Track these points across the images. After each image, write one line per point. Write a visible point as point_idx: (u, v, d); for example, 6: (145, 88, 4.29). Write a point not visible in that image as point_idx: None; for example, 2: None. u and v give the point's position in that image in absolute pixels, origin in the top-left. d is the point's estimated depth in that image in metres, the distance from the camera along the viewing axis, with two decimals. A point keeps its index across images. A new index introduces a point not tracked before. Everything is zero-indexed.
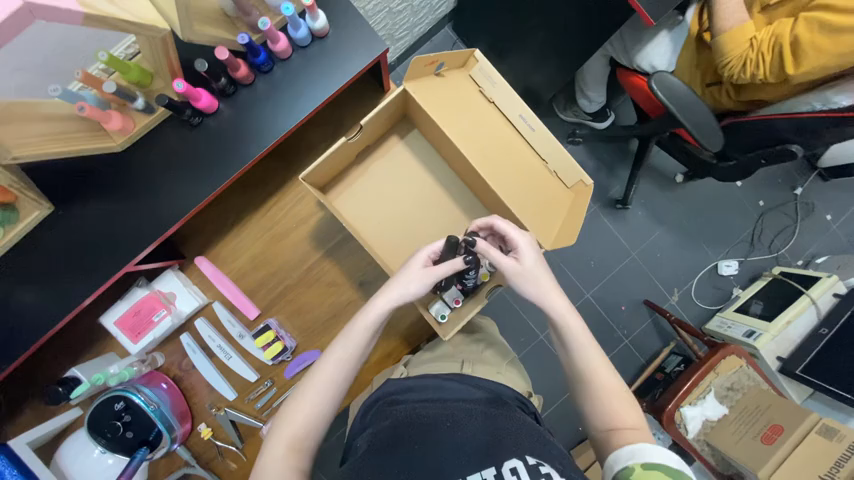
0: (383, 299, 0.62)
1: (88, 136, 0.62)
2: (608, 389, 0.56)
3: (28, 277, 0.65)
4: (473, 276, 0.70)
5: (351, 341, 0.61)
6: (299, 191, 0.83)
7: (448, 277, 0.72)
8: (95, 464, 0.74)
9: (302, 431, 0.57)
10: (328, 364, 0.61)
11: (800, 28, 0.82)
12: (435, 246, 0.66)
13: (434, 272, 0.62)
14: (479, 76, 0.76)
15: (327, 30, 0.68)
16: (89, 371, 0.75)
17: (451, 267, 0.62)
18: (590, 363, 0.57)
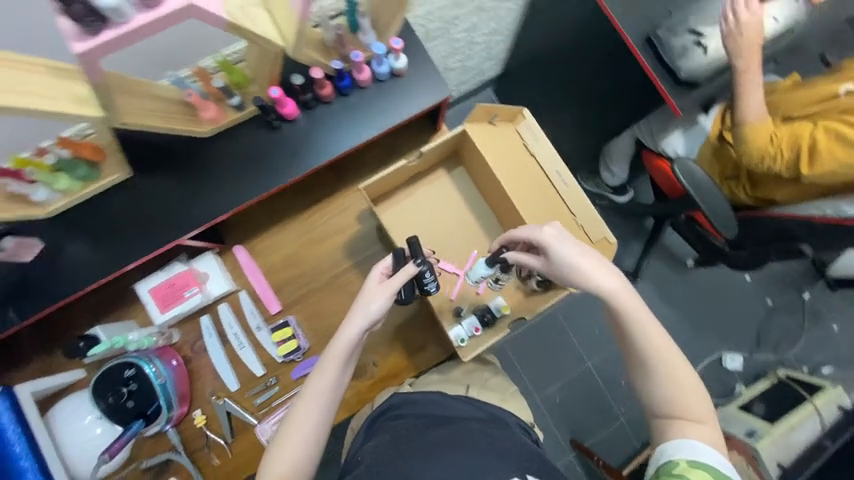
0: (352, 324, 0.64)
1: (182, 119, 0.69)
2: (674, 377, 0.56)
3: (91, 234, 0.71)
4: (431, 281, 0.70)
5: (334, 356, 0.63)
6: (343, 204, 0.91)
7: (406, 285, 0.71)
8: (81, 432, 0.75)
9: (299, 453, 0.59)
10: (314, 390, 0.62)
11: (819, 134, 0.91)
12: (385, 262, 0.71)
13: (391, 281, 0.67)
14: (525, 132, 0.84)
15: (404, 70, 0.77)
16: (110, 332, 0.78)
17: (405, 274, 0.68)
18: (658, 353, 0.56)
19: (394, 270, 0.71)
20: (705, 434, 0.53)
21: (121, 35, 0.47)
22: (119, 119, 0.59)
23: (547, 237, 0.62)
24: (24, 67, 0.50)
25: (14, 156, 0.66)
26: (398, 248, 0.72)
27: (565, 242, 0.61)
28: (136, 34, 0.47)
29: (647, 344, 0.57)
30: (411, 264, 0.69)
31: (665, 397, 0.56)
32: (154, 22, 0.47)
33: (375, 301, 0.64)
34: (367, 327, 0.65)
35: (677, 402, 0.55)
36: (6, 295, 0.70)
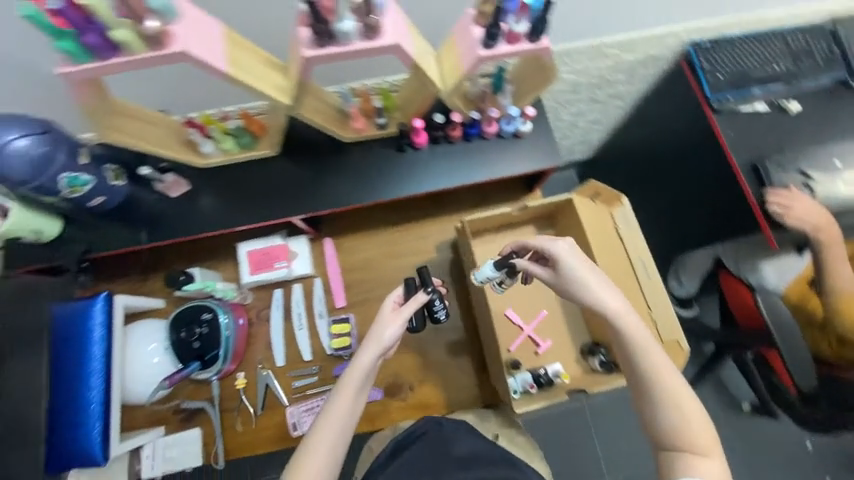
0: (366, 352, 0.68)
1: (334, 123, 0.81)
2: (675, 399, 0.63)
3: (227, 191, 0.84)
4: (440, 307, 0.76)
5: (350, 381, 0.66)
6: (428, 230, 0.98)
7: (418, 314, 0.78)
8: (143, 356, 0.83)
9: (325, 464, 0.64)
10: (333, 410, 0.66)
11: None
12: (397, 293, 0.75)
13: (403, 310, 0.70)
14: (619, 217, 0.87)
15: (527, 133, 0.85)
16: (203, 275, 0.88)
17: (415, 303, 0.71)
18: (662, 377, 0.63)
19: (406, 299, 0.75)
20: (704, 462, 0.60)
21: (341, 52, 0.57)
22: (295, 108, 0.69)
23: (559, 251, 0.66)
24: (255, 56, 0.63)
25: (203, 112, 0.81)
26: (409, 278, 0.77)
27: (575, 257, 0.66)
28: (352, 54, 0.57)
29: (649, 369, 0.64)
30: (421, 293, 0.73)
31: (674, 429, 0.62)
32: (369, 49, 0.57)
33: (386, 331, 0.67)
34: (381, 354, 0.69)
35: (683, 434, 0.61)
36: (144, 219, 0.82)
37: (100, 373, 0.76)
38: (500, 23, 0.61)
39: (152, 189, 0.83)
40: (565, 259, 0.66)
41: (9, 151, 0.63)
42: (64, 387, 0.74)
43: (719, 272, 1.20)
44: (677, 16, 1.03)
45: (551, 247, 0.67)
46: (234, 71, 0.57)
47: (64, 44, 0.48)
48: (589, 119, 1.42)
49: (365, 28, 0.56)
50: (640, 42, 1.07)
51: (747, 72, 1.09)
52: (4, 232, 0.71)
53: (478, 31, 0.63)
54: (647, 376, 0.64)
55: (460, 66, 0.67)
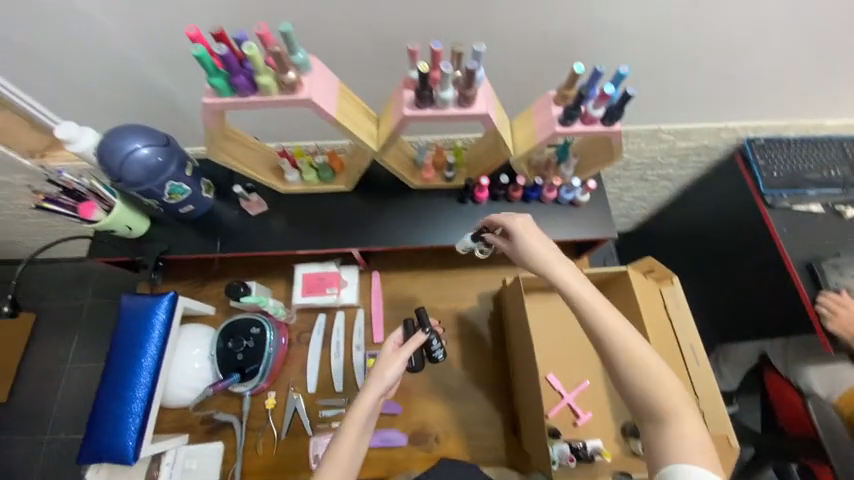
0: (369, 392, 0.70)
1: (406, 170, 0.88)
2: (648, 372, 0.58)
3: (298, 216, 0.91)
4: (438, 347, 0.78)
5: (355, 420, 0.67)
6: (473, 279, 1.01)
7: (418, 354, 0.79)
8: (186, 360, 0.87)
9: None
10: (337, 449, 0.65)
11: None
12: (397, 333, 0.78)
13: (405, 349, 0.73)
14: (668, 296, 0.86)
15: (583, 203, 0.90)
16: (258, 290, 0.93)
17: (415, 343, 0.75)
18: (625, 343, 0.59)
19: (406, 340, 0.78)
20: (687, 443, 0.54)
21: (438, 114, 0.65)
22: (380, 155, 0.77)
23: (517, 226, 0.71)
24: (357, 106, 0.72)
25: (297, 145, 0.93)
26: (408, 319, 0.79)
27: (530, 232, 0.70)
28: (446, 117, 0.66)
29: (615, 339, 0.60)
30: (420, 333, 0.76)
31: (646, 398, 0.57)
32: (462, 115, 0.65)
33: (390, 369, 0.70)
34: (384, 392, 0.71)
35: (658, 402, 0.56)
36: (219, 231, 0.90)
37: (148, 370, 0.81)
38: (579, 107, 0.67)
39: (232, 205, 0.91)
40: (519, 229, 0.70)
41: (133, 158, 0.72)
42: (116, 379, 0.80)
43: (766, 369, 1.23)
44: (736, 115, 1.08)
45: (504, 218, 0.73)
46: (341, 117, 0.66)
47: (217, 80, 0.57)
48: (632, 195, 1.46)
49: (460, 97, 0.64)
50: (696, 133, 1.12)
51: (802, 173, 1.11)
52: (103, 224, 0.79)
53: (557, 111, 0.71)
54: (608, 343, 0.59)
55: (535, 137, 0.74)
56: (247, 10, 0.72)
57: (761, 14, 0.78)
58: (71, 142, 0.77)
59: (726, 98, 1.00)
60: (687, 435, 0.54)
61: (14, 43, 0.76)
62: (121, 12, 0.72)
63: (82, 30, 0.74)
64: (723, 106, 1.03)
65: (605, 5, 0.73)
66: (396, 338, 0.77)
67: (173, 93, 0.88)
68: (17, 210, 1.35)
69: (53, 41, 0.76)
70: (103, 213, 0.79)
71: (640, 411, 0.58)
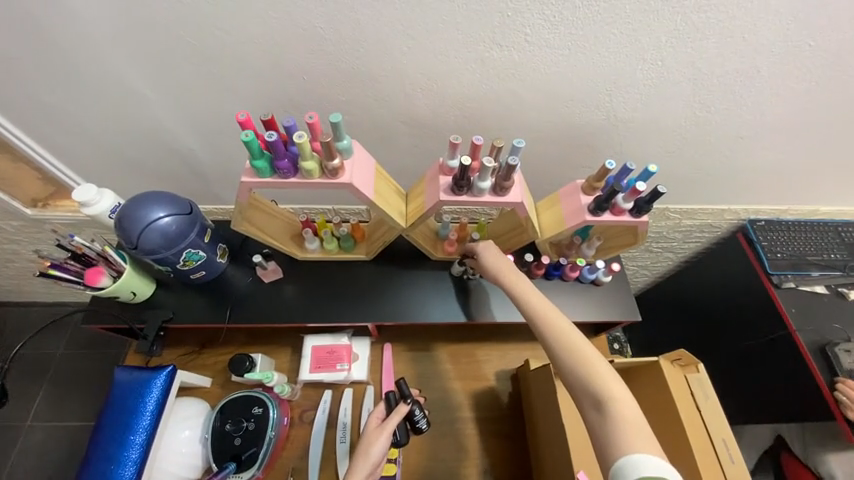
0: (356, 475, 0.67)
1: (429, 243, 0.87)
2: (593, 365, 0.59)
3: (313, 286, 0.87)
4: (421, 416, 0.78)
5: None
6: (489, 355, 0.97)
7: (401, 426, 0.78)
8: (174, 444, 0.78)
9: None
10: None
11: None
12: (379, 409, 0.77)
13: (389, 425, 0.73)
14: (695, 383, 0.80)
15: (605, 282, 0.89)
16: (262, 363, 0.86)
17: (398, 415, 0.74)
18: (571, 342, 0.62)
19: (388, 413, 0.77)
20: (634, 434, 0.53)
21: (472, 200, 0.68)
22: (408, 231, 0.77)
23: (478, 248, 0.79)
24: (387, 182, 0.74)
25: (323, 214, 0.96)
26: (388, 392, 0.78)
27: (491, 252, 0.77)
28: (479, 203, 0.68)
29: (563, 338, 0.63)
30: (404, 404, 0.75)
31: (586, 381, 0.58)
32: (495, 203, 0.68)
33: (375, 448, 0.69)
34: (371, 472, 0.69)
35: (596, 384, 0.58)
36: (229, 299, 0.85)
37: (133, 461, 0.72)
38: (610, 199, 0.69)
39: (246, 272, 0.88)
40: (481, 250, 0.78)
41: (154, 227, 0.69)
42: (97, 471, 0.71)
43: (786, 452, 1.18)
44: (743, 200, 1.10)
45: (472, 245, 0.80)
46: (376, 198, 0.68)
47: (259, 162, 0.61)
48: (637, 264, 1.44)
49: (497, 186, 0.67)
50: (701, 213, 1.14)
51: (803, 255, 1.11)
52: (108, 291, 0.76)
53: (586, 200, 0.73)
54: (557, 342, 0.63)
55: (564, 222, 0.75)
56: (288, 90, 0.74)
57: (769, 117, 0.81)
58: (87, 205, 0.74)
59: (734, 188, 1.04)
60: (627, 416, 0.54)
61: (47, 105, 0.76)
62: (164, 86, 0.73)
63: (120, 99, 0.75)
64: (731, 195, 1.07)
65: (627, 106, 0.78)
66: (379, 410, 0.76)
67: (196, 158, 0.88)
68: (5, 256, 1.27)
69: (85, 106, 0.76)
70: (110, 278, 0.77)
71: (583, 399, 0.58)
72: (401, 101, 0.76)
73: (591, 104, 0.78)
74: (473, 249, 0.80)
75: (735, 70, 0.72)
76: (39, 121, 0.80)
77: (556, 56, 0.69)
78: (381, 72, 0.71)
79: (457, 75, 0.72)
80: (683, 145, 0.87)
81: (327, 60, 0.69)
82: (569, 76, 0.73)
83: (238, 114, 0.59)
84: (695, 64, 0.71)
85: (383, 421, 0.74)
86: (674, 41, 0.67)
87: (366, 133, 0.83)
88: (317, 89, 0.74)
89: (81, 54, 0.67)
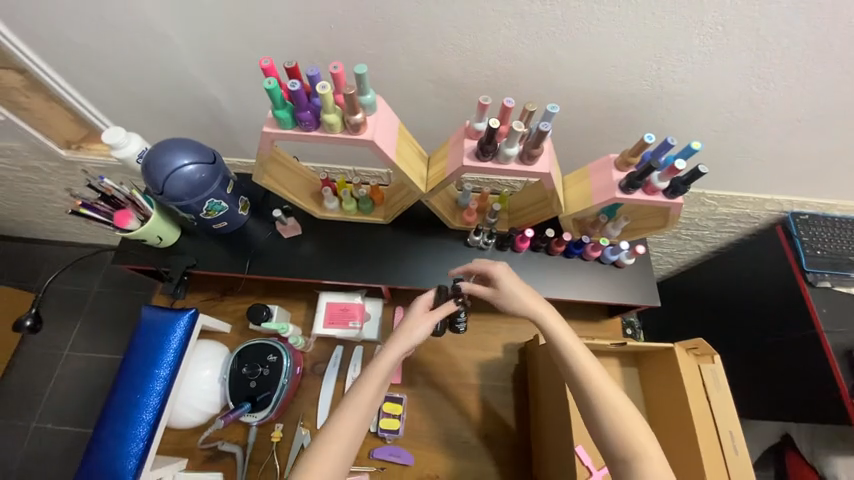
0: (395, 347, 0.67)
1: (448, 211, 0.86)
2: (625, 417, 0.61)
3: (329, 244, 0.88)
4: (462, 320, 0.82)
5: (373, 378, 0.63)
6: (499, 327, 0.97)
7: (444, 322, 0.82)
8: (195, 381, 0.83)
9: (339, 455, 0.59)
10: (351, 401, 0.62)
11: None
12: (426, 296, 0.75)
13: (437, 314, 0.71)
14: (708, 373, 0.77)
15: (627, 264, 0.86)
16: (278, 314, 0.90)
17: (445, 309, 0.72)
18: (602, 391, 0.62)
19: (436, 304, 0.75)
20: None
21: (496, 168, 0.65)
22: (427, 196, 0.75)
23: (494, 271, 0.73)
24: (410, 144, 0.72)
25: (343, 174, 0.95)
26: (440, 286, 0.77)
27: (510, 278, 0.72)
28: (504, 171, 0.65)
29: (594, 386, 0.63)
30: (453, 302, 0.74)
31: (618, 440, 0.60)
32: (521, 173, 0.65)
33: (419, 329, 0.68)
34: (406, 351, 0.68)
35: (629, 441, 0.59)
36: (249, 250, 0.87)
37: (157, 392, 0.77)
38: (644, 177, 0.65)
39: (266, 226, 0.89)
40: (501, 274, 0.72)
41: (179, 174, 0.70)
42: (125, 397, 0.78)
43: (791, 450, 1.17)
44: (788, 191, 1.03)
45: (485, 266, 0.74)
46: (398, 160, 0.66)
47: (282, 113, 0.60)
48: (661, 250, 1.39)
49: (525, 154, 0.64)
50: (740, 201, 1.06)
51: (845, 254, 1.04)
52: (136, 233, 0.79)
53: (618, 176, 0.69)
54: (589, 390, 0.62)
55: (591, 198, 0.72)
56: (313, 40, 0.71)
57: (834, 99, 0.73)
58: (116, 148, 0.75)
59: (780, 176, 0.96)
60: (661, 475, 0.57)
61: (76, 44, 0.76)
62: (189, 29, 0.71)
63: (144, 40, 0.74)
64: (776, 183, 0.99)
65: (674, 77, 0.72)
66: (427, 300, 0.74)
67: (221, 108, 0.88)
68: (42, 195, 1.34)
69: (112, 47, 0.76)
70: (138, 222, 0.79)
71: (615, 454, 0.60)
72: (430, 57, 0.72)
73: (636, 71, 0.71)
74: (487, 272, 0.73)
75: (805, 42, 0.64)
76: (70, 60, 0.80)
77: (602, 13, 0.63)
78: (411, 23, 0.67)
79: (491, 31, 0.67)
80: (731, 124, 0.80)
81: (355, 6, 0.65)
82: (614, 37, 0.66)
83: (262, 61, 0.57)
84: (760, 31, 0.63)
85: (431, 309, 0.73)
86: (740, 2, 0.60)
87: (391, 92, 0.80)
88: (343, 40, 0.71)
89: None
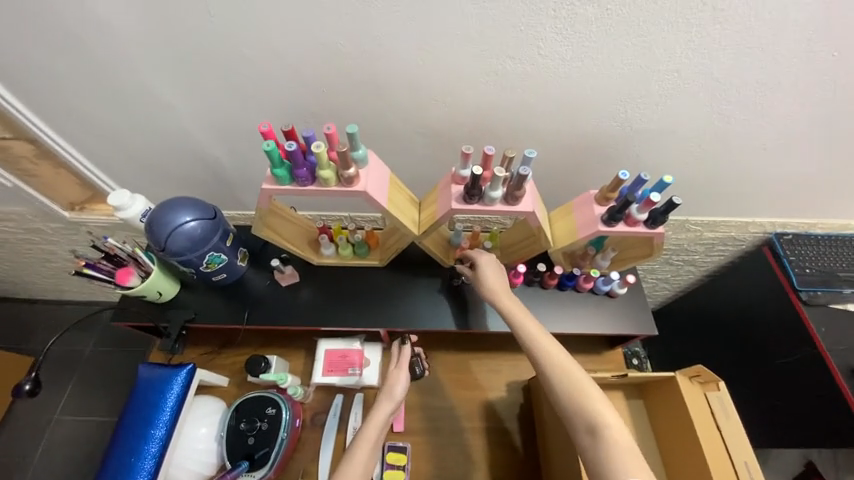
0: (382, 408, 0.72)
1: (442, 251, 0.88)
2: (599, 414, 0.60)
3: (327, 290, 0.90)
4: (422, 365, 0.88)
5: (370, 437, 0.68)
6: (500, 365, 0.96)
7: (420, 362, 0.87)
8: (190, 440, 0.81)
9: None
10: (354, 459, 0.66)
11: None
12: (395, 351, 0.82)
13: (404, 364, 0.79)
14: (715, 401, 0.76)
15: (620, 294, 0.88)
16: (277, 364, 0.89)
17: (404, 356, 0.81)
18: (578, 391, 0.62)
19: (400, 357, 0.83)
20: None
21: (483, 209, 0.69)
22: (420, 239, 0.78)
23: (481, 258, 0.81)
24: (400, 190, 0.76)
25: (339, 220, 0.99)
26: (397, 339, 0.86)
27: (492, 266, 0.79)
28: (491, 212, 0.69)
29: (570, 386, 0.63)
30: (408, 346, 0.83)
31: (592, 436, 0.59)
32: (507, 213, 0.69)
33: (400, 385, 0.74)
34: (394, 410, 0.73)
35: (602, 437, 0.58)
36: (248, 300, 0.88)
37: (152, 455, 0.75)
38: (623, 210, 0.69)
39: (264, 275, 0.91)
40: (484, 261, 0.80)
41: (180, 231, 0.73)
42: (118, 463, 0.75)
43: None
44: (767, 213, 1.07)
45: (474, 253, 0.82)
46: (389, 206, 0.70)
47: (279, 171, 0.64)
48: (655, 276, 1.40)
49: (509, 196, 0.68)
50: (723, 225, 1.10)
51: (833, 271, 1.06)
52: (136, 290, 0.80)
53: (600, 211, 0.73)
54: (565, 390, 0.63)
55: (577, 232, 0.75)
56: (309, 102, 0.78)
57: (791, 128, 0.79)
58: (121, 208, 0.79)
59: (757, 200, 1.01)
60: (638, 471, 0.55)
61: (89, 116, 0.82)
62: (193, 99, 0.78)
63: (151, 109, 0.80)
64: (754, 206, 1.03)
65: (641, 116, 0.78)
66: (398, 353, 0.82)
67: (221, 166, 0.93)
68: (43, 255, 1.36)
69: (122, 117, 0.82)
70: (139, 278, 0.81)
71: (589, 451, 0.59)
72: (416, 112, 0.78)
73: (607, 114, 0.78)
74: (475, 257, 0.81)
75: (754, 81, 0.70)
76: (80, 130, 0.86)
77: (569, 67, 0.70)
78: (398, 83, 0.74)
79: (470, 86, 0.74)
80: (703, 156, 0.86)
81: (346, 72, 0.72)
82: (583, 85, 0.73)
83: (262, 125, 0.63)
84: (712, 74, 0.70)
85: (400, 364, 0.80)
86: (690, 51, 0.67)
87: (382, 144, 0.85)
88: (335, 101, 0.78)
89: (120, 70, 0.73)
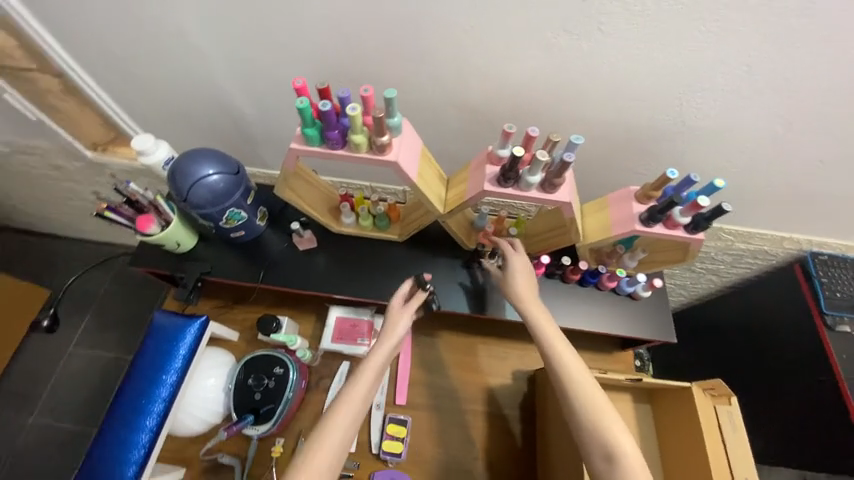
0: (381, 348, 0.70)
1: (465, 233, 0.85)
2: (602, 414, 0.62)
3: (343, 259, 0.88)
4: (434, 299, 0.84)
5: (363, 378, 0.66)
6: (508, 353, 0.95)
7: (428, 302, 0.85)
8: (199, 389, 0.83)
9: (325, 463, 0.60)
10: (346, 398, 0.65)
11: None
12: (402, 288, 0.78)
13: (412, 307, 0.76)
14: (724, 415, 0.74)
15: (643, 297, 0.85)
16: (288, 326, 0.90)
17: (417, 300, 0.77)
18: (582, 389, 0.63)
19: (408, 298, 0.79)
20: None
21: (516, 194, 0.65)
22: (445, 218, 0.75)
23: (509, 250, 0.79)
24: (430, 164, 0.72)
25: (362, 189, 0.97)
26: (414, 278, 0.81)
27: (517, 257, 0.77)
28: (524, 198, 0.66)
29: (574, 384, 0.64)
30: (421, 291, 0.78)
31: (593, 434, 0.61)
32: (541, 201, 0.66)
33: (401, 326, 0.72)
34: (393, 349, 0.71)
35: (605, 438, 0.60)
36: (264, 260, 0.88)
37: (162, 399, 0.77)
38: (665, 211, 0.65)
39: (282, 237, 0.90)
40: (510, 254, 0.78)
41: (202, 183, 0.72)
42: (130, 402, 0.77)
43: None
44: (808, 230, 1.01)
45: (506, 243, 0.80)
46: (418, 180, 0.67)
47: (310, 131, 0.61)
48: (675, 282, 1.36)
49: (546, 183, 0.64)
50: (758, 238, 1.05)
51: None
52: (155, 238, 0.80)
53: (638, 209, 0.69)
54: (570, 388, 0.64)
55: (610, 229, 0.72)
56: (343, 61, 0.74)
57: None
58: (145, 154, 0.77)
59: (801, 216, 0.95)
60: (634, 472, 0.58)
61: (116, 55, 0.80)
62: (224, 47, 0.74)
63: (181, 53, 0.77)
64: (796, 221, 0.98)
65: (696, 112, 0.72)
66: (403, 293, 0.77)
67: (246, 120, 0.90)
68: (65, 193, 1.37)
69: (150, 59, 0.79)
70: (159, 227, 0.81)
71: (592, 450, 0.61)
72: (454, 83, 0.74)
73: (659, 106, 0.72)
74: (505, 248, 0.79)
75: (830, 84, 0.64)
76: (107, 68, 0.84)
77: (627, 49, 0.64)
78: (439, 50, 0.69)
79: (516, 61, 0.68)
80: (754, 162, 0.80)
81: (386, 32, 0.67)
82: (638, 72, 0.67)
83: (296, 81, 0.59)
84: (783, 73, 0.64)
85: (406, 304, 0.76)
86: (764, 45, 0.60)
87: (414, 114, 0.81)
88: (371, 63, 0.73)
89: (151, 7, 0.70)
